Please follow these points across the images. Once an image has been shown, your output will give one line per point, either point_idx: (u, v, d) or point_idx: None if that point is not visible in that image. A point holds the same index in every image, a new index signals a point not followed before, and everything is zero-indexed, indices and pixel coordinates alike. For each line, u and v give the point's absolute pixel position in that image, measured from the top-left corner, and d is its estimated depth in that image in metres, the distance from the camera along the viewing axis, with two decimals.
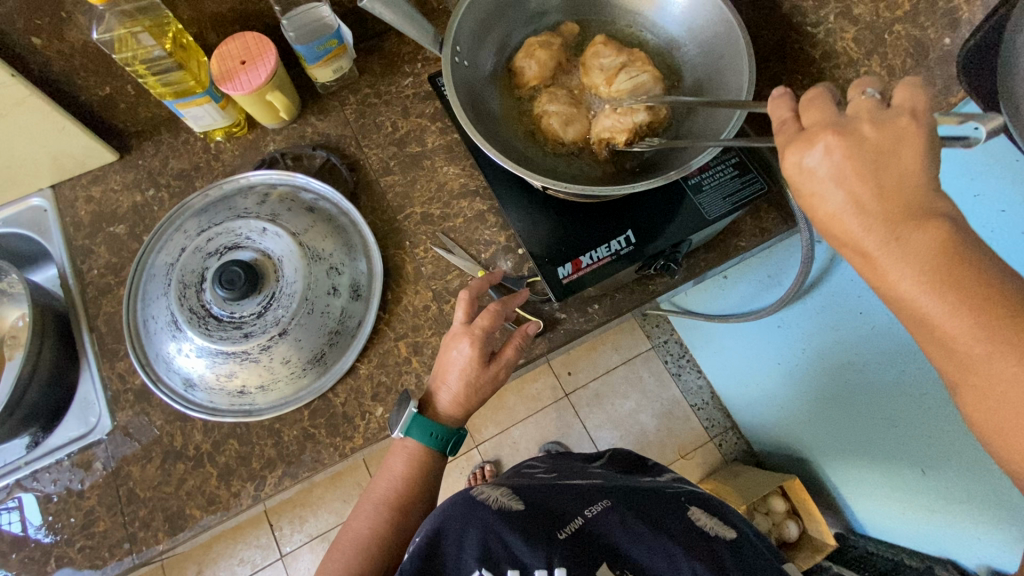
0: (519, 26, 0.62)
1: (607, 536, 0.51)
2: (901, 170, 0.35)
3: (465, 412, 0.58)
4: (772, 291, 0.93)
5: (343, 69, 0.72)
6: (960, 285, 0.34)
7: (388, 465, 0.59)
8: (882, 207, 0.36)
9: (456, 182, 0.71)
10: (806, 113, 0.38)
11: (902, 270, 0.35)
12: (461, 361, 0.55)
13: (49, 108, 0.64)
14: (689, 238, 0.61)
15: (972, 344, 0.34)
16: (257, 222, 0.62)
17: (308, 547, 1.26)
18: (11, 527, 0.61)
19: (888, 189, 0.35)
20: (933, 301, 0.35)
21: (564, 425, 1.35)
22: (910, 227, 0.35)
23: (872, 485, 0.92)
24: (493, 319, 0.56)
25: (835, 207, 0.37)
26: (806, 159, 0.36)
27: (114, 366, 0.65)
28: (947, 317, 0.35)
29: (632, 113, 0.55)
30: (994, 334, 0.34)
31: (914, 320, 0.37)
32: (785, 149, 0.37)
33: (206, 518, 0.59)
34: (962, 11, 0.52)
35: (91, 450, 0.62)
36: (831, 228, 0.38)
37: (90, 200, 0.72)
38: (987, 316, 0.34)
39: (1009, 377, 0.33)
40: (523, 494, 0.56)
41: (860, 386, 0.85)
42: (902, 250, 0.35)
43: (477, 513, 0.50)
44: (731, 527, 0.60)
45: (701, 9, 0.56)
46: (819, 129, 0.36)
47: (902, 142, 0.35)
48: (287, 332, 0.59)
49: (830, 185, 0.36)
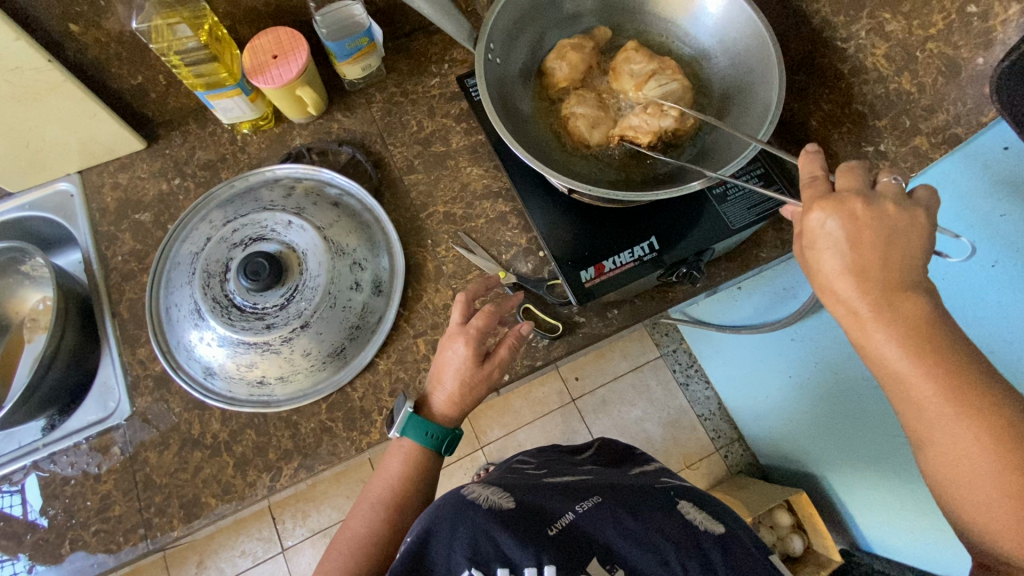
0: (550, 30, 0.63)
1: (597, 535, 0.51)
2: (907, 249, 0.39)
3: (461, 413, 0.58)
4: (787, 304, 0.93)
5: (371, 68, 0.73)
6: (934, 350, 0.37)
7: (382, 466, 0.59)
8: (881, 274, 0.38)
9: (479, 183, 0.71)
10: (838, 180, 0.41)
11: (885, 333, 0.38)
12: (456, 360, 0.56)
13: (82, 94, 0.65)
14: (712, 248, 0.61)
15: (944, 407, 0.36)
16: (283, 215, 0.62)
17: (310, 542, 1.26)
18: (11, 510, 0.61)
19: (891, 261, 0.38)
20: (908, 362, 0.37)
21: (569, 430, 1.35)
22: (902, 296, 0.38)
23: (876, 500, 0.92)
24: (487, 319, 0.56)
25: (835, 268, 0.40)
26: (827, 219, 0.40)
27: (135, 352, 0.65)
28: (925, 379, 0.37)
29: (661, 118, 0.56)
30: (959, 395, 0.36)
31: (890, 378, 0.39)
32: (811, 205, 0.41)
33: (221, 507, 0.60)
34: (998, 31, 0.50)
35: (109, 435, 0.62)
36: (827, 289, 0.41)
37: (117, 187, 0.73)
38: (959, 382, 0.36)
39: (972, 433, 0.35)
40: (510, 492, 0.56)
41: (872, 403, 0.85)
42: (892, 316, 0.38)
43: (466, 513, 0.49)
44: (719, 523, 0.59)
45: (734, 20, 0.56)
46: (849, 195, 0.40)
47: (913, 226, 0.39)
48: (309, 325, 0.60)
49: (841, 247, 0.39)
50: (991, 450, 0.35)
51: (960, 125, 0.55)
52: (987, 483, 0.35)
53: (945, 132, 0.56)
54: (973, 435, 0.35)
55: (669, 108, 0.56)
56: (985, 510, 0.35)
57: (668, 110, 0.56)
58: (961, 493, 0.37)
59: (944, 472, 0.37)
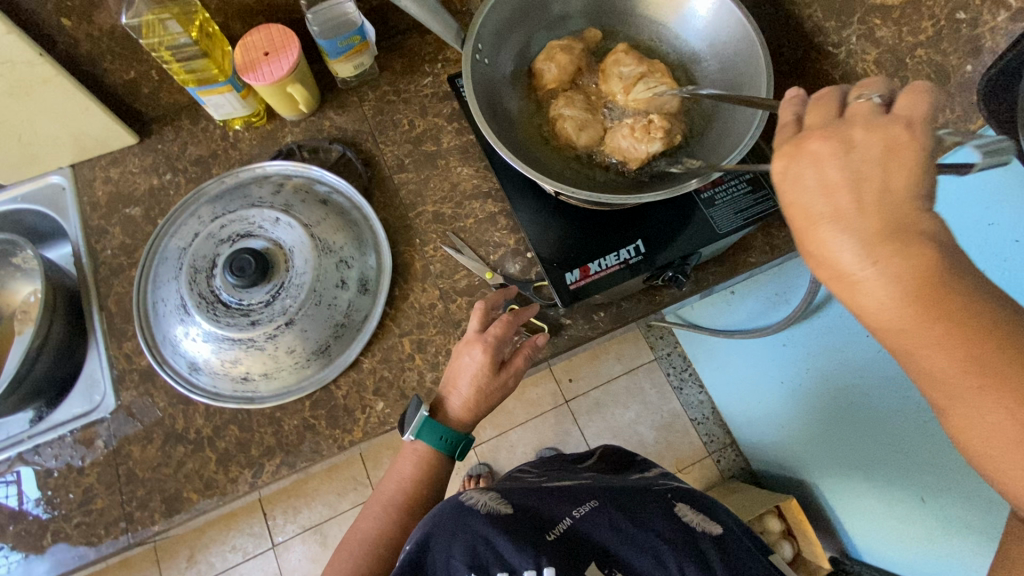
0: (540, 31, 0.63)
1: (595, 537, 0.52)
2: (887, 183, 0.32)
3: (475, 419, 0.59)
4: (779, 309, 0.91)
5: (364, 66, 0.73)
6: (944, 311, 0.32)
7: (393, 468, 0.61)
8: (866, 221, 0.32)
9: (469, 183, 0.71)
10: (807, 116, 0.35)
11: (883, 296, 0.32)
12: (471, 365, 0.56)
13: (74, 88, 0.65)
14: (699, 252, 0.61)
15: (960, 375, 0.32)
16: (270, 212, 0.62)
17: (300, 538, 1.27)
18: (8, 501, 0.61)
19: (877, 205, 0.32)
20: (912, 328, 0.32)
21: (562, 432, 1.35)
22: (895, 244, 0.31)
23: (870, 507, 0.91)
24: (506, 328, 0.57)
25: (817, 215, 0.33)
26: (795, 164, 0.34)
27: (122, 346, 0.66)
28: (932, 347, 0.32)
29: (649, 142, 0.55)
30: (977, 364, 0.31)
31: (896, 347, 0.34)
32: (778, 151, 0.35)
33: (203, 502, 0.60)
34: (986, 39, 0.49)
35: (93, 428, 0.62)
36: (808, 243, 0.34)
37: (109, 181, 0.73)
38: (972, 345, 0.31)
39: (994, 407, 0.31)
40: (508, 497, 0.56)
41: (865, 410, 0.83)
42: (889, 275, 0.31)
43: (463, 520, 0.50)
44: (717, 522, 0.58)
45: (724, 24, 0.56)
46: (811, 133, 0.34)
47: (897, 155, 0.32)
48: (294, 322, 0.60)
49: (816, 193, 0.33)
50: (1017, 425, 0.31)
51: None
52: (1017, 453, 0.31)
53: None
54: (995, 401, 0.31)
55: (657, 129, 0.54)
56: (1015, 479, 0.32)
57: (655, 131, 0.55)
58: (989, 464, 0.33)
59: (969, 445, 0.33)
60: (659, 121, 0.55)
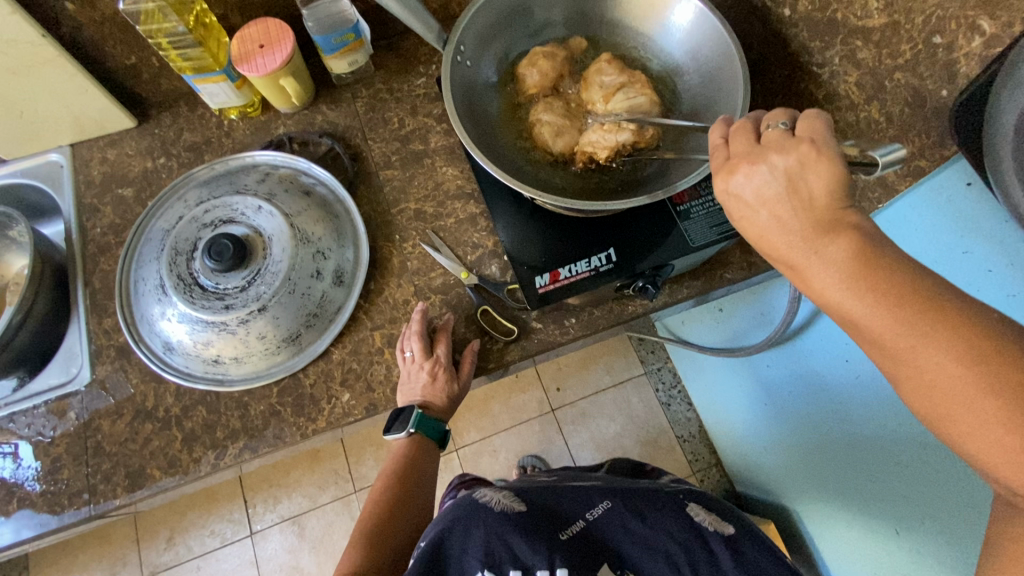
0: (526, 37, 0.64)
1: (610, 540, 0.60)
2: (811, 192, 0.37)
3: (455, 409, 0.66)
4: (764, 329, 0.89)
5: (358, 63, 0.74)
6: (880, 285, 0.34)
7: (397, 447, 0.69)
8: (799, 224, 0.37)
9: (453, 183, 0.72)
10: (733, 142, 0.40)
11: (824, 279, 0.36)
12: (420, 385, 0.61)
13: (74, 70, 0.67)
14: (672, 263, 0.61)
15: (899, 339, 0.34)
16: (253, 200, 0.64)
17: (278, 528, 1.27)
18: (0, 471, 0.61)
19: (798, 208, 0.37)
20: (854, 302, 0.35)
21: (546, 440, 1.34)
22: (825, 238, 0.36)
23: (847, 535, 0.86)
24: (447, 344, 0.62)
25: (762, 226, 0.39)
26: (731, 187, 0.39)
27: (102, 322, 0.67)
28: (871, 316, 0.35)
29: (617, 131, 0.56)
30: (916, 329, 0.33)
31: (848, 325, 0.37)
32: (716, 176, 0.40)
33: (165, 479, 0.61)
34: (961, 64, 0.48)
35: (66, 400, 0.64)
36: (763, 246, 0.40)
37: (104, 162, 0.75)
38: (908, 308, 0.34)
39: (937, 367, 0.33)
40: (524, 496, 0.64)
41: (844, 433, 0.79)
42: (823, 261, 0.36)
43: (479, 517, 0.58)
44: (727, 521, 0.65)
45: (704, 38, 0.57)
46: (738, 157, 0.39)
47: (809, 164, 0.36)
48: (267, 309, 0.61)
49: (756, 209, 0.39)
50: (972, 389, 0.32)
51: (923, 156, 0.53)
52: (970, 418, 0.32)
53: (909, 164, 0.55)
54: (936, 363, 0.33)
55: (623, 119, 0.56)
56: (972, 438, 0.33)
57: (625, 124, 0.56)
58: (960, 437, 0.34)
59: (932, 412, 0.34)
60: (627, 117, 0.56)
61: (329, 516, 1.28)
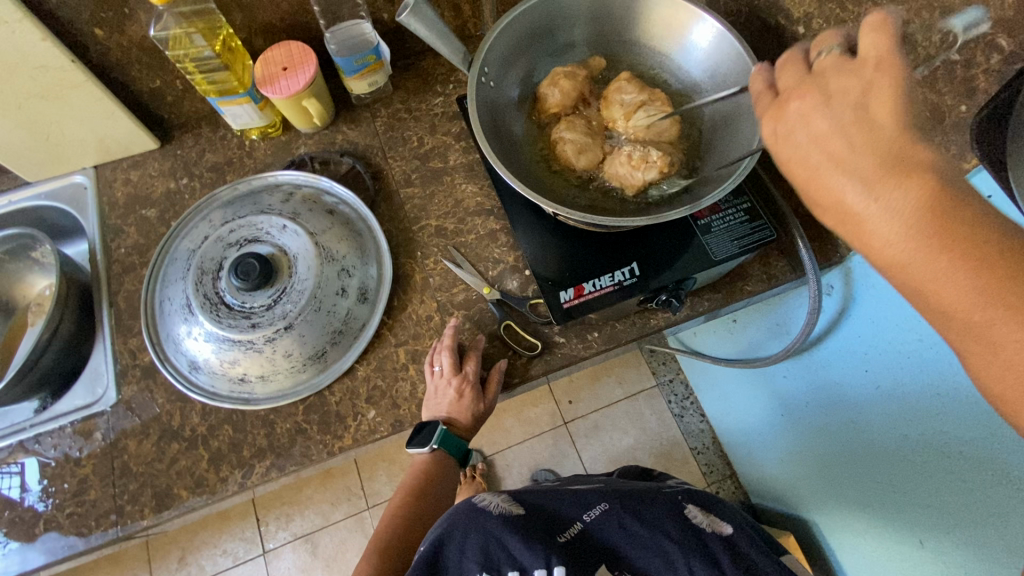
0: (548, 56, 0.65)
1: (606, 541, 0.60)
2: (874, 123, 0.35)
3: (477, 428, 0.66)
4: (780, 340, 0.89)
5: (378, 83, 0.75)
6: (956, 241, 0.31)
7: (415, 462, 0.68)
8: (859, 162, 0.34)
9: (473, 200, 0.73)
10: (783, 80, 0.40)
11: (888, 230, 0.33)
12: (446, 401, 0.61)
13: (102, 94, 0.69)
14: (694, 277, 0.61)
15: (973, 306, 0.30)
16: (279, 219, 0.64)
17: (291, 546, 1.26)
18: (9, 492, 0.62)
19: (860, 141, 0.35)
20: (921, 258, 0.32)
21: (559, 454, 1.34)
22: (893, 179, 0.33)
23: (866, 542, 0.85)
24: (476, 361, 0.63)
25: (815, 164, 0.37)
26: (782, 124, 0.39)
27: (127, 341, 0.68)
28: (940, 277, 0.31)
29: (645, 168, 0.57)
30: (996, 298, 0.30)
31: (912, 288, 0.33)
32: (766, 117, 0.40)
33: (192, 499, 0.61)
34: (980, 81, 0.49)
35: (93, 420, 0.64)
36: (814, 191, 0.37)
37: (128, 183, 0.76)
38: (990, 271, 0.30)
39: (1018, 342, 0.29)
40: (521, 501, 0.65)
41: (864, 444, 0.80)
42: (884, 205, 0.33)
43: (477, 520, 0.57)
44: (725, 522, 0.65)
45: (724, 56, 0.58)
46: (791, 93, 0.39)
47: (872, 90, 0.35)
48: (293, 327, 0.61)
49: (808, 145, 0.37)
50: None
51: None
52: None
53: None
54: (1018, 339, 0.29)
55: (652, 156, 0.56)
56: None
57: (652, 160, 0.56)
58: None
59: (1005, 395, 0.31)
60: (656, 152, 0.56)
61: (343, 534, 1.27)
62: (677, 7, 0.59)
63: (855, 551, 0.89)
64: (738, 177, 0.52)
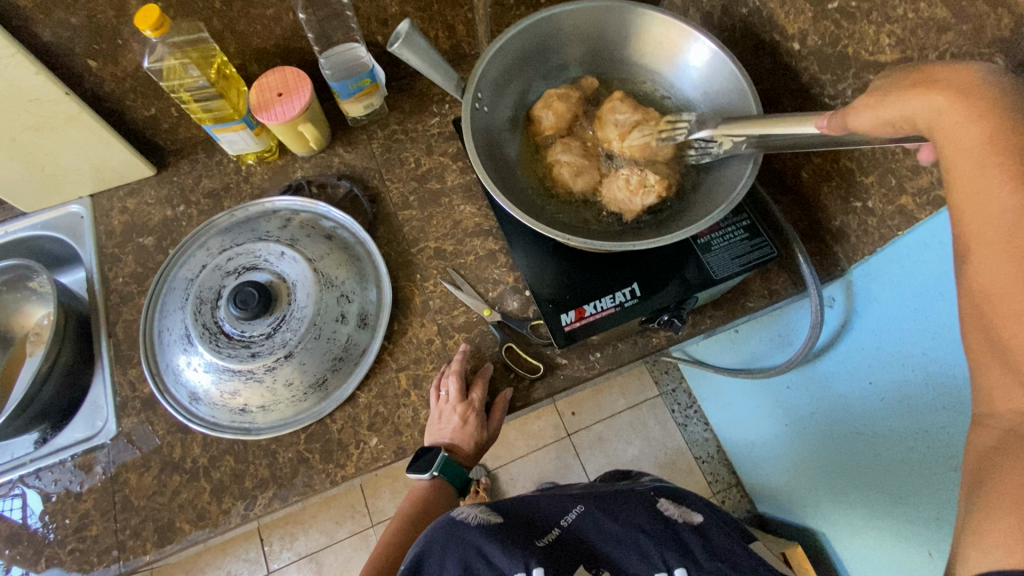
0: (541, 78, 0.65)
1: (585, 541, 0.59)
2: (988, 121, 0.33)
3: (479, 455, 0.65)
4: (784, 351, 0.89)
5: (374, 106, 0.75)
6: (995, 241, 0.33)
7: (414, 488, 0.68)
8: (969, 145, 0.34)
9: (471, 221, 0.73)
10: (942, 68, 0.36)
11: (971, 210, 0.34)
12: (449, 427, 0.61)
13: (96, 123, 0.68)
14: (695, 296, 0.61)
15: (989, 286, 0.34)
16: (276, 246, 0.64)
17: (295, 566, 1.25)
18: (12, 514, 0.62)
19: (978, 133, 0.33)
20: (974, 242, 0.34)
21: (563, 466, 1.33)
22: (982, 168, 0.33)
23: (871, 553, 0.85)
24: (482, 389, 0.63)
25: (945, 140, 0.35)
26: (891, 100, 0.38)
27: (126, 373, 0.67)
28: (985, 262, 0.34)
29: (644, 194, 0.56)
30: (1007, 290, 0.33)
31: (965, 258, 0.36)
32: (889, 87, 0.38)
33: (195, 533, 0.60)
34: None
35: (93, 453, 0.63)
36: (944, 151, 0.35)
37: (125, 211, 0.76)
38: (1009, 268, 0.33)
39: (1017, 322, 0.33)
40: (498, 509, 0.63)
41: (870, 456, 0.79)
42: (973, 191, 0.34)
43: (456, 532, 0.56)
44: (697, 512, 0.66)
45: (718, 75, 0.58)
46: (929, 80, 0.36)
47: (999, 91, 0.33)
48: (293, 355, 0.61)
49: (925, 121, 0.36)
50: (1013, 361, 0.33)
51: (944, 186, 0.52)
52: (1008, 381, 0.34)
53: (928, 194, 0.55)
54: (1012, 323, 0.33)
55: (651, 181, 0.56)
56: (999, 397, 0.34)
57: (650, 184, 0.56)
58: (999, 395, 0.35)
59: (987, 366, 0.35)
60: (653, 177, 0.56)
61: (347, 552, 1.26)
62: (669, 26, 0.60)
63: (863, 563, 0.88)
64: (734, 202, 0.52)
